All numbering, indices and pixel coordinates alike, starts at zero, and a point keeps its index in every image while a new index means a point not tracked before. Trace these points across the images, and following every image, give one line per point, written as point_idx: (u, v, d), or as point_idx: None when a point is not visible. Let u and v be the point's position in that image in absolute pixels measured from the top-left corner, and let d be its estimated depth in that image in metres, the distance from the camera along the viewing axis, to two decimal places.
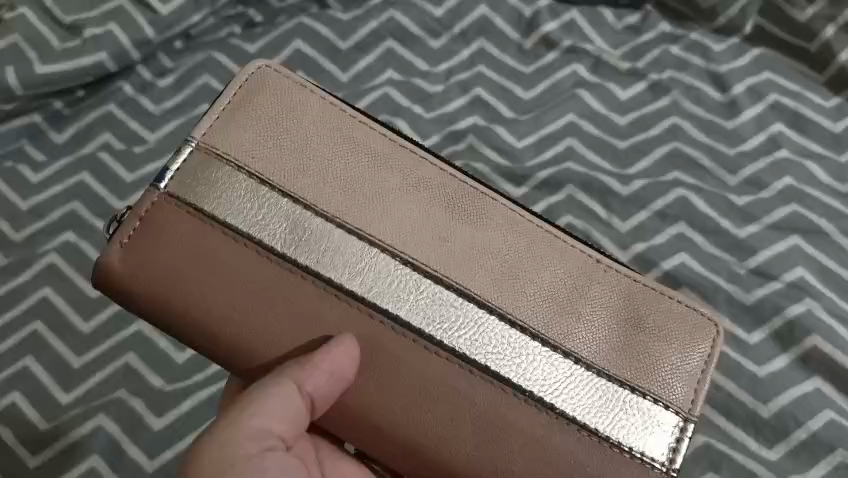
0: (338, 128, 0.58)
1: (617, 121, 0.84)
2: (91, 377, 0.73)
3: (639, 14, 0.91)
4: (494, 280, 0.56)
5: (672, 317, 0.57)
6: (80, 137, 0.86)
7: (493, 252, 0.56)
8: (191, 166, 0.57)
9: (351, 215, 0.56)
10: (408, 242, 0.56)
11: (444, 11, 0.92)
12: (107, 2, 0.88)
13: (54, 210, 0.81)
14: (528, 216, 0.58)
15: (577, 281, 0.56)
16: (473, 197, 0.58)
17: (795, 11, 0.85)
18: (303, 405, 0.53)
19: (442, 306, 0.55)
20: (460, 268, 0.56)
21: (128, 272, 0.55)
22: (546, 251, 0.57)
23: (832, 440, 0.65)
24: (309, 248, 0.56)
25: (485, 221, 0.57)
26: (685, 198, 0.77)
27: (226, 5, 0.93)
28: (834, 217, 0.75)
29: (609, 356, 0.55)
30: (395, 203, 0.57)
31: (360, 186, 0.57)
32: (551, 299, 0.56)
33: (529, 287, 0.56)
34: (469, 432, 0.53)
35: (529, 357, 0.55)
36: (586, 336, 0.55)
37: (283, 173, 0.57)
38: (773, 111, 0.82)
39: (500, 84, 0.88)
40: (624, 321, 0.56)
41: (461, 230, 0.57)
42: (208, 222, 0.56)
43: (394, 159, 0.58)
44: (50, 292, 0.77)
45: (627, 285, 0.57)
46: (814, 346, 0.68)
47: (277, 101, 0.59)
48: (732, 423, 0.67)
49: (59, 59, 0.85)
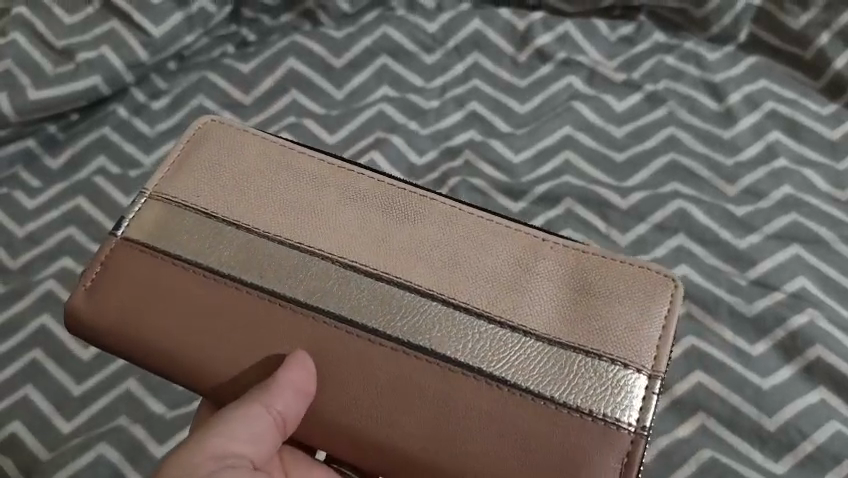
0: (278, 155, 0.61)
1: (613, 133, 0.84)
2: (92, 405, 0.73)
3: (633, 24, 0.90)
4: (436, 271, 0.56)
5: (623, 276, 0.55)
6: (75, 161, 0.85)
7: (434, 248, 0.57)
8: (144, 214, 0.59)
9: (296, 229, 0.57)
10: (349, 247, 0.57)
11: (437, 26, 0.92)
12: (99, 26, 0.87)
13: (50, 236, 0.81)
14: (468, 208, 0.59)
15: (517, 258, 0.56)
16: (410, 199, 0.59)
17: (789, 19, 0.85)
18: (275, 424, 0.53)
19: (383, 301, 0.55)
20: (403, 268, 0.56)
21: (91, 314, 0.58)
22: (487, 233, 0.57)
23: (837, 453, 0.65)
24: (255, 265, 0.57)
25: (424, 218, 0.58)
26: (685, 209, 0.77)
27: (219, 25, 0.92)
28: (834, 225, 0.75)
29: (559, 326, 0.54)
30: (337, 216, 0.58)
31: (301, 203, 0.59)
32: (494, 280, 0.55)
33: (471, 274, 0.55)
34: (425, 420, 0.53)
35: (476, 336, 0.54)
36: (534, 309, 0.54)
37: (228, 203, 0.59)
38: (769, 119, 0.82)
39: (495, 98, 0.87)
40: (569, 292, 0.55)
41: (400, 230, 0.57)
42: (159, 257, 0.58)
43: (334, 178, 0.60)
44: (48, 319, 0.76)
45: (571, 256, 0.56)
46: (818, 356, 0.68)
47: (217, 144, 0.61)
48: (738, 437, 0.66)
49: (53, 84, 0.84)
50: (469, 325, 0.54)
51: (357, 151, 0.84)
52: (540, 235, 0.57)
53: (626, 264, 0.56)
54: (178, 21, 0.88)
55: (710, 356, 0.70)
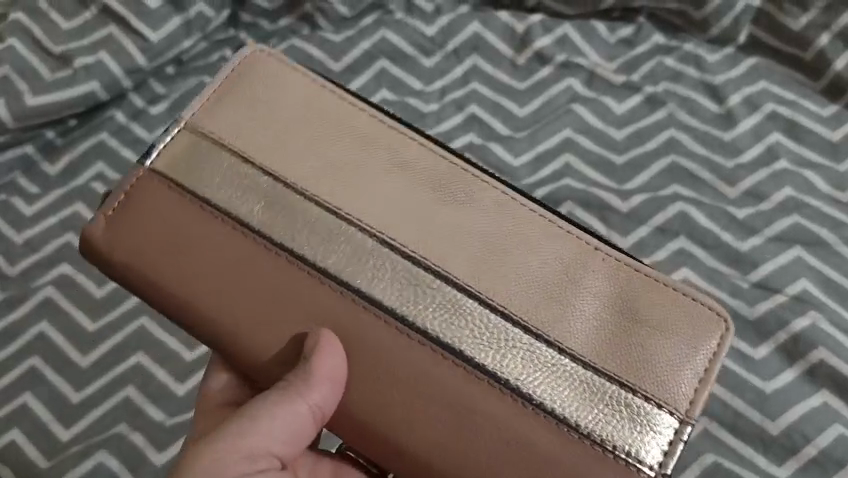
0: (323, 104, 0.56)
1: (613, 136, 0.84)
2: (90, 412, 0.72)
3: (633, 26, 0.90)
4: (478, 265, 0.52)
5: (674, 308, 0.51)
6: (74, 167, 0.85)
7: (481, 229, 0.53)
8: (176, 145, 0.56)
9: (334, 192, 0.54)
10: (387, 222, 0.53)
11: (436, 29, 0.91)
12: (97, 32, 0.87)
13: (48, 242, 0.80)
14: (520, 200, 0.54)
15: (566, 268, 0.52)
16: (460, 177, 0.54)
17: (789, 20, 0.84)
18: (313, 419, 0.51)
19: (417, 288, 0.52)
20: (443, 251, 0.52)
21: (111, 243, 0.55)
22: (537, 234, 0.53)
23: (841, 457, 0.64)
24: (288, 225, 0.54)
25: (473, 201, 0.54)
26: (685, 212, 0.77)
27: (217, 30, 0.92)
28: (836, 227, 0.75)
29: (598, 348, 0.50)
30: (378, 181, 0.54)
31: (342, 161, 0.55)
32: (537, 288, 0.52)
33: (516, 272, 0.52)
34: (433, 415, 0.50)
35: (509, 345, 0.51)
36: (574, 325, 0.51)
37: (264, 152, 0.55)
38: (770, 121, 0.82)
39: (494, 101, 0.87)
40: (616, 312, 0.51)
41: (444, 211, 0.53)
42: (187, 197, 0.55)
43: (380, 139, 0.55)
44: (46, 326, 0.76)
45: (625, 274, 0.52)
46: (820, 360, 0.68)
47: (263, 81, 0.57)
48: (741, 441, 0.66)
49: (50, 90, 0.84)
50: (505, 334, 0.51)
51: None
52: (596, 246, 0.53)
53: (680, 296, 0.52)
54: (175, 26, 0.88)
55: None
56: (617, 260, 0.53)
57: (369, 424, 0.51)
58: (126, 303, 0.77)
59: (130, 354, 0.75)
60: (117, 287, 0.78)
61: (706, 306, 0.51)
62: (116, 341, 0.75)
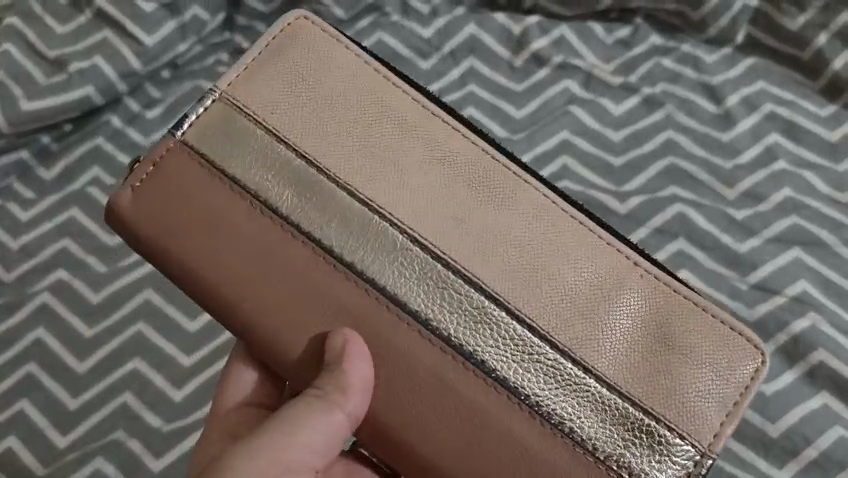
0: (366, 88, 0.55)
1: (611, 137, 0.83)
2: (88, 418, 0.72)
3: (629, 27, 0.89)
4: (511, 270, 0.50)
5: (709, 334, 0.49)
6: (70, 172, 0.85)
7: (518, 229, 0.51)
8: (212, 116, 0.55)
9: (369, 183, 0.52)
10: (421, 218, 0.52)
11: (433, 31, 0.91)
12: (92, 36, 0.87)
13: (43, 248, 0.80)
14: (561, 207, 0.52)
15: (601, 283, 0.50)
16: (501, 173, 0.53)
17: (786, 20, 0.84)
18: (345, 427, 0.50)
19: (445, 292, 0.51)
20: (475, 252, 0.51)
21: (137, 214, 0.55)
22: (576, 243, 0.51)
23: (841, 458, 0.64)
24: (320, 215, 0.52)
25: (515, 199, 0.52)
26: (683, 213, 0.76)
27: (213, 33, 0.92)
28: (836, 228, 0.74)
29: (625, 370, 0.48)
30: (413, 174, 0.52)
31: (381, 151, 0.53)
32: (568, 302, 0.50)
33: (551, 280, 0.50)
34: (449, 421, 0.49)
35: (534, 361, 0.49)
36: (603, 345, 0.49)
37: (303, 132, 0.54)
38: (768, 121, 0.82)
39: (492, 103, 0.87)
40: (649, 332, 0.49)
41: (481, 209, 0.52)
42: (218, 177, 0.54)
43: (422, 128, 0.54)
44: (42, 332, 0.75)
45: (665, 294, 0.50)
46: (820, 361, 0.67)
47: (307, 57, 0.56)
48: (742, 444, 0.66)
49: (45, 95, 0.84)
50: (535, 347, 0.49)
51: None
52: (636, 262, 0.51)
53: (718, 323, 0.49)
54: (171, 30, 0.88)
55: None
56: (659, 278, 0.50)
57: (384, 424, 0.50)
58: (124, 307, 0.76)
59: (127, 360, 0.74)
60: (116, 291, 0.77)
61: (742, 337, 0.49)
62: (114, 347, 0.75)
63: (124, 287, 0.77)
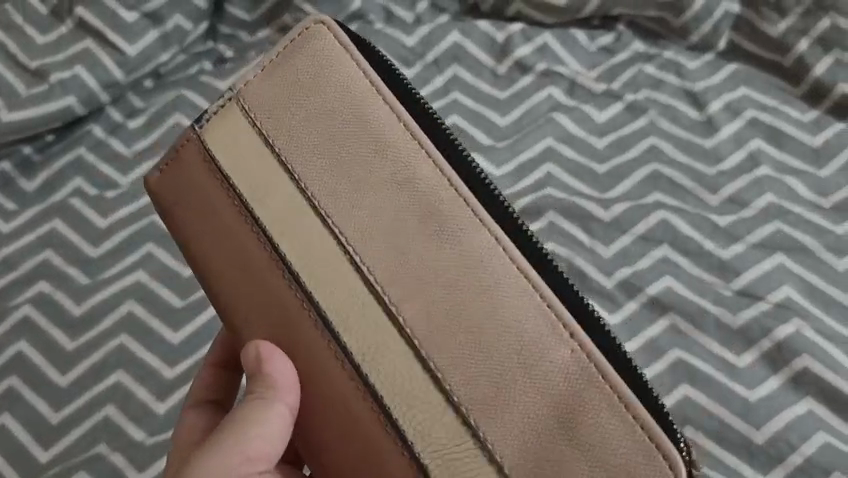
0: (353, 102, 0.49)
1: (595, 144, 0.83)
2: (69, 433, 0.70)
3: (612, 34, 0.91)
4: (434, 310, 0.43)
5: (619, 437, 0.38)
6: (51, 183, 0.84)
7: (455, 268, 0.43)
8: (223, 113, 0.52)
9: (330, 198, 0.47)
10: (364, 241, 0.46)
11: (416, 40, 0.92)
12: (73, 46, 0.86)
13: (24, 261, 0.79)
14: (507, 251, 0.43)
15: (522, 347, 0.41)
16: (455, 208, 0.44)
17: (767, 26, 0.86)
18: (289, 423, 0.47)
19: (371, 320, 0.45)
20: (408, 286, 0.44)
21: (163, 196, 0.55)
22: (513, 297, 0.42)
23: (826, 464, 0.64)
24: (286, 230, 0.48)
25: (460, 236, 0.44)
26: (667, 220, 0.76)
27: (196, 42, 0.92)
28: (819, 234, 0.75)
29: (510, 444, 0.40)
30: (367, 194, 0.46)
31: (346, 166, 0.47)
32: (477, 355, 0.42)
33: (473, 332, 0.42)
34: (357, 431, 0.44)
35: (430, 407, 0.42)
36: (497, 411, 0.40)
37: (285, 141, 0.49)
38: (751, 127, 0.82)
39: (476, 111, 0.87)
40: (553, 411, 0.39)
41: (423, 243, 0.44)
42: (218, 176, 0.52)
43: (394, 150, 0.47)
44: (25, 346, 0.75)
45: (596, 378, 0.39)
46: (804, 367, 0.67)
47: (311, 63, 0.51)
48: (726, 450, 0.65)
49: (25, 105, 0.83)
50: (442, 399, 0.42)
51: None
52: (579, 332, 0.40)
53: (644, 438, 0.38)
54: (153, 39, 0.88)
55: (694, 368, 0.68)
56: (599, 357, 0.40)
57: (313, 425, 0.47)
58: (107, 319, 0.76)
59: (110, 372, 0.73)
60: (98, 303, 0.76)
61: (654, 452, 0.37)
62: (96, 359, 0.74)
63: (106, 299, 0.77)
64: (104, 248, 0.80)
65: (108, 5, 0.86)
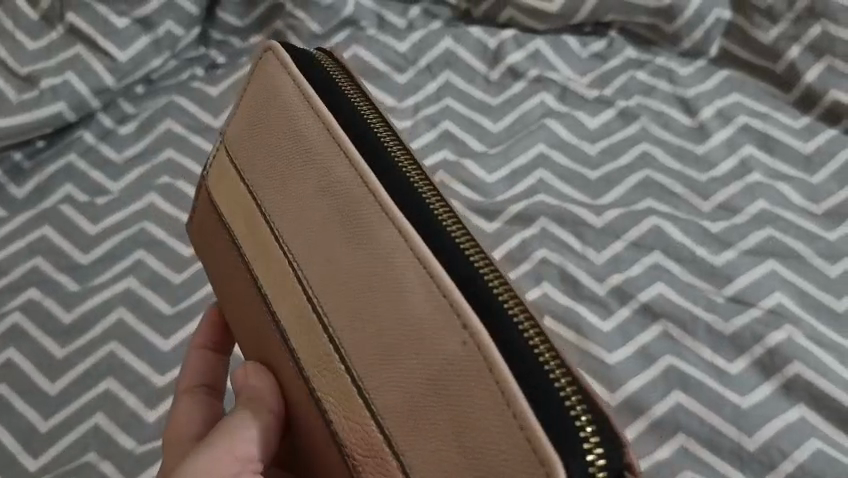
0: (291, 115, 0.49)
1: (587, 150, 0.84)
2: (58, 442, 0.69)
3: (604, 40, 0.92)
4: (353, 314, 0.41)
5: (504, 439, 0.33)
6: (42, 189, 0.84)
7: (369, 270, 0.41)
8: (216, 151, 0.55)
9: (276, 212, 0.47)
10: (300, 250, 0.45)
11: (408, 46, 0.92)
12: (64, 51, 0.86)
13: (15, 267, 0.79)
14: (413, 244, 0.40)
15: (428, 359, 0.37)
16: (368, 207, 0.42)
17: (760, 33, 0.86)
18: (271, 425, 0.47)
19: (309, 330, 0.44)
20: (333, 293, 0.42)
21: (193, 233, 0.59)
22: (419, 302, 0.38)
23: (818, 470, 0.63)
24: (252, 247, 0.49)
25: (371, 234, 0.41)
26: (659, 226, 0.76)
27: (188, 48, 0.93)
28: (810, 240, 0.75)
29: (413, 450, 0.37)
30: (302, 202, 0.46)
31: (287, 179, 0.47)
32: (385, 357, 0.39)
33: (387, 346, 0.39)
34: (322, 434, 0.43)
35: (355, 415, 0.40)
36: (401, 415, 0.37)
37: (248, 164, 0.50)
38: (742, 133, 0.83)
39: (468, 117, 0.87)
40: (452, 428, 0.35)
41: (344, 246, 0.42)
42: (213, 207, 0.54)
43: (321, 154, 0.46)
44: (14, 353, 0.73)
45: (494, 389, 0.34)
46: (796, 373, 0.67)
47: (264, 87, 0.51)
48: (719, 457, 0.64)
49: (15, 112, 0.83)
50: (366, 415, 0.39)
51: None
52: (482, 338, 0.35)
53: (537, 459, 0.32)
54: (145, 45, 0.88)
55: (685, 375, 0.68)
56: (501, 363, 0.34)
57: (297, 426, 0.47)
58: (97, 326, 0.75)
59: (99, 380, 0.72)
60: (88, 310, 0.76)
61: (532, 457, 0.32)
62: (85, 366, 0.73)
63: (97, 305, 0.76)
64: (95, 254, 0.79)
65: (98, 10, 0.86)
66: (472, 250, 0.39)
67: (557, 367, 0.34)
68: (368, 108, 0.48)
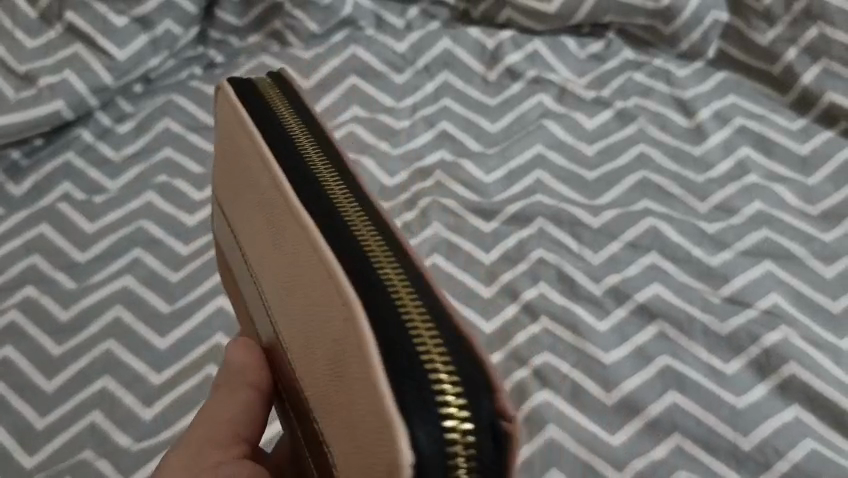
0: (232, 135, 0.51)
1: (585, 151, 0.84)
2: (55, 439, 0.68)
3: (602, 42, 0.92)
4: (284, 313, 0.42)
5: (371, 413, 0.33)
6: (40, 187, 0.84)
7: (287, 268, 0.42)
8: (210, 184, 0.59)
9: (239, 227, 0.50)
10: (253, 260, 0.47)
11: (407, 46, 0.93)
12: (62, 50, 0.86)
13: (12, 266, 0.78)
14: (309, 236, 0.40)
15: (326, 346, 0.37)
16: (281, 207, 0.43)
17: (756, 35, 0.87)
18: (253, 398, 0.48)
19: (271, 333, 0.46)
20: (273, 296, 0.44)
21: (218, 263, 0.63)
22: (317, 293, 0.39)
23: (814, 470, 0.63)
24: (236, 262, 0.52)
25: (285, 233, 0.42)
26: (656, 227, 0.76)
27: (187, 47, 0.93)
28: (806, 241, 0.75)
29: (334, 436, 0.37)
30: (248, 215, 0.48)
31: (238, 195, 0.49)
32: (305, 350, 0.40)
33: (305, 340, 0.40)
34: (294, 418, 0.45)
35: (303, 406, 0.42)
36: (321, 403, 0.38)
37: (221, 188, 0.54)
38: (739, 134, 0.83)
39: (466, 117, 0.87)
40: (344, 407, 0.35)
41: (272, 248, 0.44)
42: (216, 235, 0.58)
43: (251, 166, 0.47)
44: (11, 351, 0.73)
45: (362, 361, 0.34)
46: (792, 374, 0.67)
47: (219, 116, 0.54)
48: (715, 457, 0.64)
49: (14, 109, 0.83)
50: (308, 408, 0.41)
51: None
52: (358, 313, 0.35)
53: (388, 424, 0.32)
54: (144, 44, 0.88)
55: (681, 375, 0.68)
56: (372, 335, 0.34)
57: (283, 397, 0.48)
58: (94, 323, 0.75)
59: (96, 378, 0.72)
60: (86, 308, 0.76)
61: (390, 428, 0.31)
62: (84, 364, 0.73)
63: (95, 303, 0.76)
64: (93, 253, 0.79)
65: (98, 10, 0.86)
66: (368, 237, 0.40)
67: (426, 335, 0.34)
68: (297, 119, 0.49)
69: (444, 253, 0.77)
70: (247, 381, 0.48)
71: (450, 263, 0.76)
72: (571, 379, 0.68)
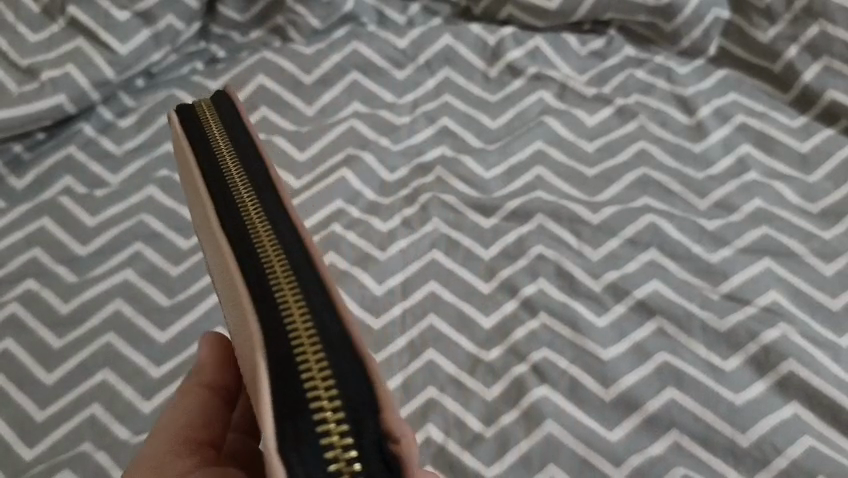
0: (186, 170, 0.53)
1: (585, 148, 0.84)
2: (55, 431, 0.69)
3: (603, 38, 0.92)
4: (237, 341, 0.46)
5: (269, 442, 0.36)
6: (41, 181, 0.84)
7: (230, 301, 0.46)
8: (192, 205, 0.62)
9: (208, 258, 0.53)
10: (218, 289, 0.51)
11: (408, 42, 0.93)
12: (65, 44, 0.87)
13: (13, 258, 0.79)
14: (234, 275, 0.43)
15: (252, 378, 0.41)
16: (217, 246, 0.46)
17: (758, 32, 0.87)
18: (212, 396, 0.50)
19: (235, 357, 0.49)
20: (231, 324, 0.48)
21: None
22: (244, 329, 0.42)
23: (812, 468, 0.62)
24: (215, 286, 0.56)
25: (222, 270, 0.46)
26: (655, 224, 0.76)
27: (188, 43, 0.94)
28: (805, 238, 0.75)
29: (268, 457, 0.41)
30: (208, 249, 0.51)
31: (201, 229, 0.53)
32: (247, 379, 0.43)
33: (246, 369, 0.43)
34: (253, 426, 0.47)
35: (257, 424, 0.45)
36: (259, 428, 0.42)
37: (194, 217, 0.57)
38: (740, 132, 0.83)
39: (467, 113, 0.87)
40: (259, 427, 0.39)
41: (222, 283, 0.47)
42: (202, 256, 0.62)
43: (199, 205, 0.51)
44: (11, 343, 0.73)
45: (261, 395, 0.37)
46: (790, 371, 0.67)
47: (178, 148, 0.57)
48: (711, 453, 0.64)
49: (15, 103, 0.82)
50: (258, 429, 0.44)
51: (328, 168, 0.83)
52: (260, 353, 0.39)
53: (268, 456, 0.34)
54: (146, 39, 0.88)
55: (680, 371, 0.68)
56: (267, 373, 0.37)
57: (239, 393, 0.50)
58: (94, 316, 0.75)
59: (96, 370, 0.72)
60: (87, 301, 0.76)
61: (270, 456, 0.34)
62: (84, 357, 0.73)
63: (95, 296, 0.76)
64: (94, 246, 0.80)
65: (100, 4, 0.87)
66: (283, 272, 0.42)
67: (317, 373, 0.37)
68: (234, 150, 0.51)
69: (443, 249, 0.77)
70: (200, 378, 0.51)
71: (449, 258, 0.76)
72: (570, 375, 0.68)
